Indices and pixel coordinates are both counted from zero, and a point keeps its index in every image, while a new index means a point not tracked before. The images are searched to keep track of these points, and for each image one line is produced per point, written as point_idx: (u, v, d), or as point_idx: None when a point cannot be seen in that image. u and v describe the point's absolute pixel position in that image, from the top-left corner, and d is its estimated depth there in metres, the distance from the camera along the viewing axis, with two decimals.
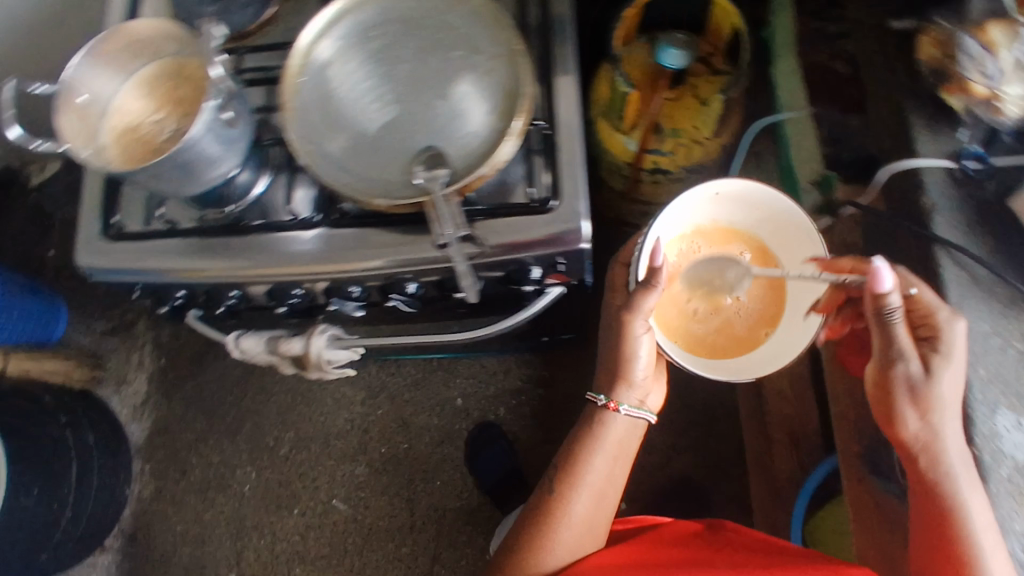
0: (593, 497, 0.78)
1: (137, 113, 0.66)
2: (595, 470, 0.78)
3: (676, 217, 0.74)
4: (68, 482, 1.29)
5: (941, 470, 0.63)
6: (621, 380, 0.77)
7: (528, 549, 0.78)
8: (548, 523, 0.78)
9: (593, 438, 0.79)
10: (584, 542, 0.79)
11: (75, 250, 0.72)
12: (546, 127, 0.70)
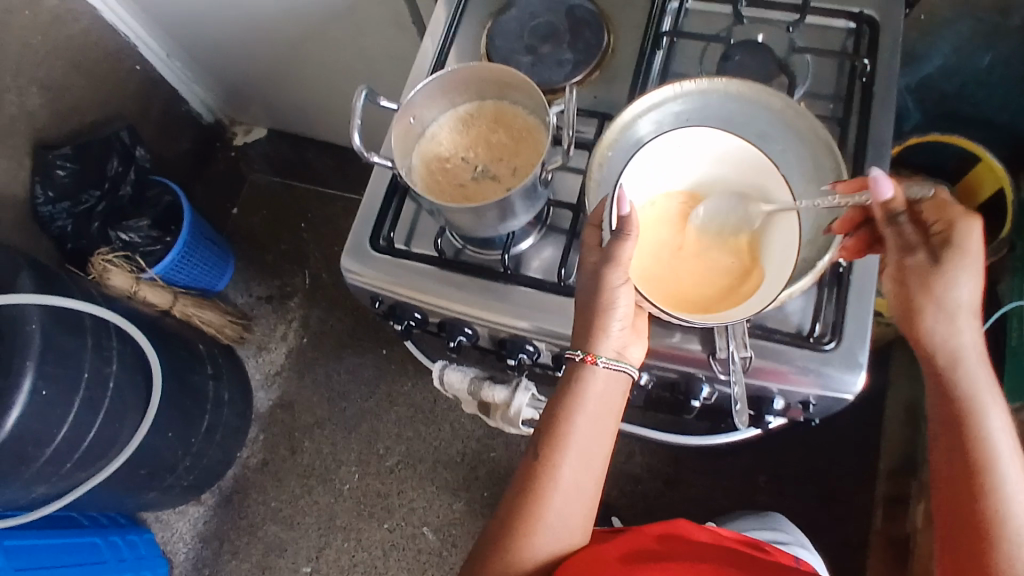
0: (585, 465, 0.62)
1: (451, 146, 0.68)
2: (581, 436, 0.62)
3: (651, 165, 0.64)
4: (197, 431, 1.33)
5: (958, 386, 0.58)
6: (595, 334, 0.61)
7: (511, 540, 0.61)
8: (532, 504, 0.61)
9: (578, 396, 0.62)
10: (571, 528, 0.62)
11: (341, 249, 0.73)
12: (843, 268, 0.66)
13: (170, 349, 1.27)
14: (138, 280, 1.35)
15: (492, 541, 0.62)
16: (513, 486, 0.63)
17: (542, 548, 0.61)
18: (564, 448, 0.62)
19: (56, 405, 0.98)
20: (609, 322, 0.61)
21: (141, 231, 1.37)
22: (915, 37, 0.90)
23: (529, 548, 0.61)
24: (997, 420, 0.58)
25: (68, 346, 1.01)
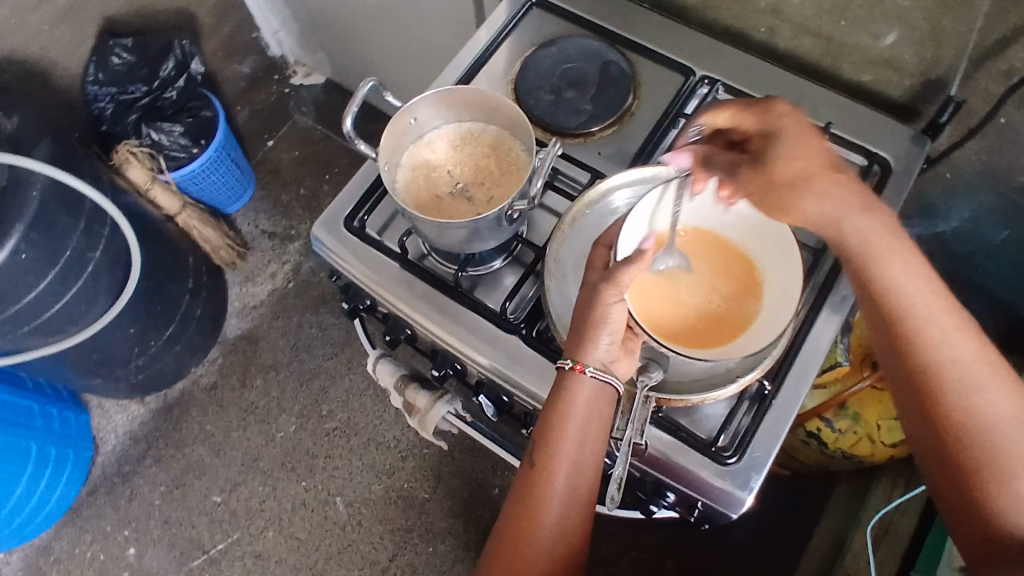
0: (575, 473, 0.62)
1: (442, 157, 0.70)
2: (569, 442, 0.61)
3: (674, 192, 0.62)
4: (159, 337, 1.37)
5: (907, 324, 0.56)
6: (573, 339, 0.61)
7: (513, 550, 0.62)
8: (529, 512, 0.62)
9: (567, 401, 0.61)
10: (566, 541, 0.62)
11: (316, 219, 0.76)
12: (768, 391, 0.65)
13: (159, 252, 1.31)
14: (154, 179, 1.39)
15: (499, 547, 0.63)
16: (514, 491, 0.63)
17: (540, 557, 0.61)
18: (553, 454, 0.62)
19: (28, 272, 1.03)
20: (598, 332, 0.60)
21: (172, 135, 1.41)
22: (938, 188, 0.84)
23: (528, 557, 0.61)
24: (962, 349, 0.55)
25: (60, 221, 1.06)
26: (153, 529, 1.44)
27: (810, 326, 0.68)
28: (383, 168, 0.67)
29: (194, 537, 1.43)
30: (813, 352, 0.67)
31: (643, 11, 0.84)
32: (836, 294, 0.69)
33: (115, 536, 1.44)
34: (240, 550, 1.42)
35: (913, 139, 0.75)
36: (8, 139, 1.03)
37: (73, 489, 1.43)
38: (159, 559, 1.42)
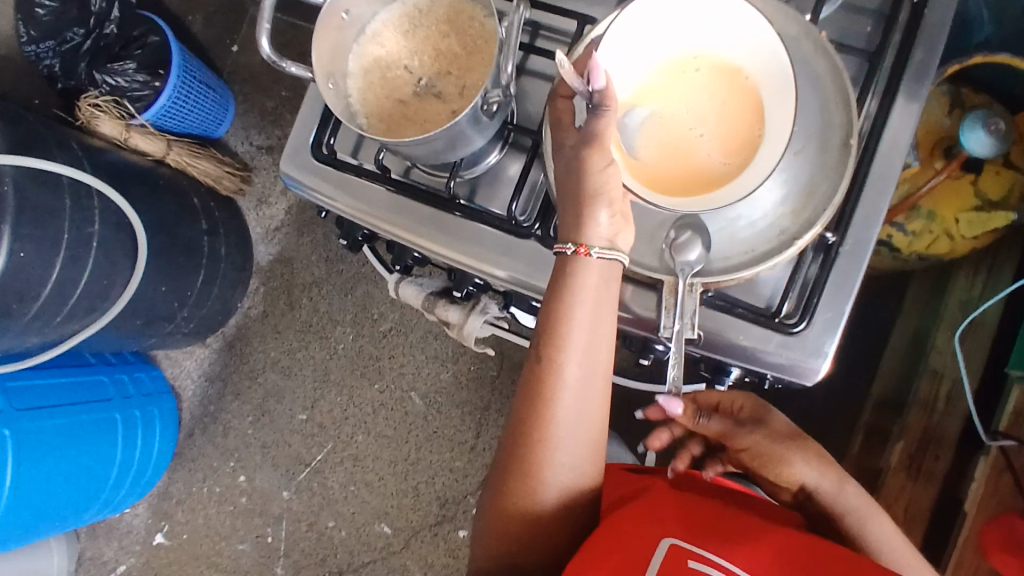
0: (588, 368, 0.54)
1: (394, 50, 0.58)
2: (580, 334, 0.53)
3: (635, 36, 0.52)
4: (194, 285, 1.35)
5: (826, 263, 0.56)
6: (568, 220, 0.52)
7: (527, 459, 0.56)
8: (539, 418, 0.55)
9: (573, 289, 0.53)
10: (586, 441, 0.56)
11: (281, 155, 0.67)
12: (833, 241, 0.56)
13: (161, 203, 1.24)
14: (128, 126, 1.30)
15: (510, 456, 0.57)
16: (521, 396, 0.56)
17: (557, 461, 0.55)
18: (563, 351, 0.53)
19: (37, 266, 0.97)
20: (595, 205, 0.51)
21: (127, 75, 1.29)
22: None
23: (544, 463, 0.55)
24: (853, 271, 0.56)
25: (44, 206, 0.99)
26: (254, 455, 1.53)
27: (875, 148, 0.56)
28: (327, 88, 0.56)
29: (294, 454, 1.51)
30: (884, 179, 0.56)
31: None
32: (898, 102, 0.56)
33: (224, 468, 1.54)
34: (338, 456, 1.49)
35: None
36: None
37: (171, 437, 1.51)
38: (269, 479, 1.52)
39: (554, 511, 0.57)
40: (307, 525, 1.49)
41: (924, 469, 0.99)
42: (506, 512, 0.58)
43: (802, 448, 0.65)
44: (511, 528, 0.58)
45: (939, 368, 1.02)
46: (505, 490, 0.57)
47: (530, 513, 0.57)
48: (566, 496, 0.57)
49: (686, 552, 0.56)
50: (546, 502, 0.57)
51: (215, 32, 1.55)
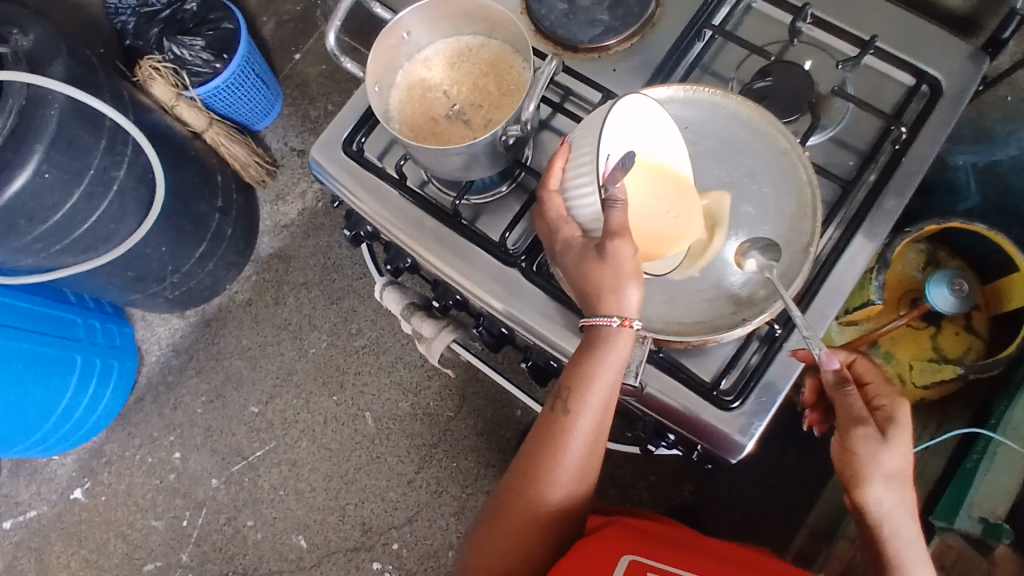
0: (598, 424, 0.60)
1: (438, 76, 0.65)
2: (600, 395, 0.59)
3: (618, 125, 0.54)
4: (193, 254, 1.39)
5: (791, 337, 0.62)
6: (603, 296, 0.55)
7: (528, 488, 0.62)
8: (550, 460, 0.61)
9: (603, 358, 0.57)
10: (582, 483, 0.63)
11: (314, 143, 0.74)
12: (779, 334, 0.61)
13: (186, 170, 1.30)
14: (179, 96, 1.38)
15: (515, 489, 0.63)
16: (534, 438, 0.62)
17: (556, 500, 0.62)
18: (582, 407, 0.59)
19: (56, 190, 1.01)
20: (625, 285, 0.54)
21: (193, 50, 1.38)
22: (998, 118, 0.78)
23: (545, 500, 0.62)
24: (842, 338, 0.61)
25: (80, 139, 1.03)
26: (196, 435, 1.52)
27: (834, 263, 0.63)
28: (373, 91, 0.62)
29: (235, 444, 1.51)
30: (836, 292, 0.62)
31: None
32: (861, 231, 0.63)
33: (162, 440, 1.53)
34: (277, 458, 1.49)
35: (972, 55, 0.66)
36: (25, 55, 1.00)
37: (120, 396, 1.52)
38: (203, 463, 1.51)
39: (543, 545, 0.64)
40: (225, 519, 1.47)
41: None
42: (502, 540, 0.63)
43: (894, 485, 0.55)
44: (504, 555, 0.63)
45: None
46: (506, 519, 0.63)
47: (520, 538, 0.63)
48: (556, 530, 0.64)
49: (647, 566, 0.63)
50: (539, 536, 0.63)
51: (285, 37, 1.66)
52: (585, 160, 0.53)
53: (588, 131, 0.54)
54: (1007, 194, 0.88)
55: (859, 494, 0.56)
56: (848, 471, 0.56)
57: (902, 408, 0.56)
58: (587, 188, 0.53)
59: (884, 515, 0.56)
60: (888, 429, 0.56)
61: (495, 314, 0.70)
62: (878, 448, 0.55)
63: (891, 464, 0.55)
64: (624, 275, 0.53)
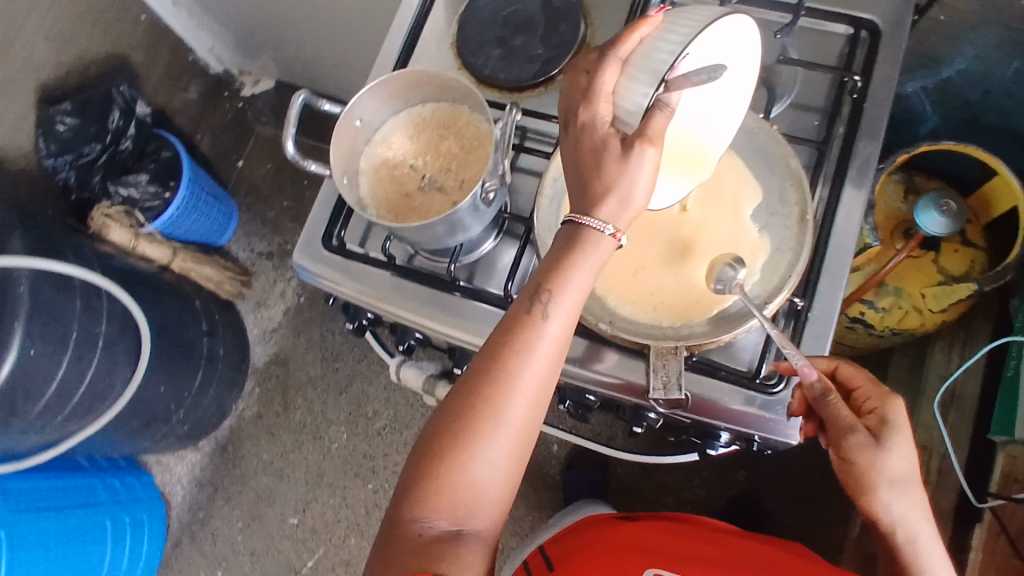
0: (571, 327, 0.50)
1: (400, 151, 0.65)
2: (575, 293, 0.49)
3: (718, 35, 0.48)
4: (192, 385, 1.36)
5: (813, 306, 0.61)
6: (607, 198, 0.47)
7: (478, 404, 0.48)
8: (508, 361, 0.48)
9: (580, 240, 0.48)
10: (539, 411, 0.50)
11: (295, 246, 0.73)
12: (801, 306, 0.61)
13: (164, 306, 1.28)
14: (138, 235, 1.36)
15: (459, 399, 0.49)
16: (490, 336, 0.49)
17: (509, 414, 0.48)
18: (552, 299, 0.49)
19: (47, 363, 0.99)
20: (628, 189, 0.47)
21: (140, 186, 1.37)
22: (937, 40, 0.80)
23: (498, 412, 0.48)
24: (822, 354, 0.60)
25: (56, 306, 1.00)
26: (243, 563, 1.48)
27: (832, 220, 0.63)
28: (342, 183, 0.62)
29: (283, 560, 1.46)
30: (842, 248, 0.62)
31: None
32: (848, 183, 0.64)
33: None
34: (330, 562, 1.45)
35: None
36: None
37: (156, 546, 1.47)
38: None
39: (490, 477, 0.49)
40: None
41: None
42: (437, 460, 0.48)
43: (902, 488, 0.55)
44: (431, 485, 0.48)
45: (925, 442, 1.07)
46: (444, 439, 0.48)
47: (457, 464, 0.48)
48: (501, 467, 0.49)
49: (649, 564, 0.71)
50: (483, 460, 0.48)
51: (223, 148, 1.66)
52: (662, 47, 0.47)
53: (687, 17, 0.48)
54: (965, 106, 0.89)
55: (871, 503, 0.56)
56: (856, 481, 0.56)
57: (894, 409, 0.56)
58: (645, 76, 0.47)
59: (898, 520, 0.56)
60: (884, 436, 0.55)
61: None
62: (877, 455, 0.54)
63: (887, 469, 0.54)
64: (624, 181, 0.47)
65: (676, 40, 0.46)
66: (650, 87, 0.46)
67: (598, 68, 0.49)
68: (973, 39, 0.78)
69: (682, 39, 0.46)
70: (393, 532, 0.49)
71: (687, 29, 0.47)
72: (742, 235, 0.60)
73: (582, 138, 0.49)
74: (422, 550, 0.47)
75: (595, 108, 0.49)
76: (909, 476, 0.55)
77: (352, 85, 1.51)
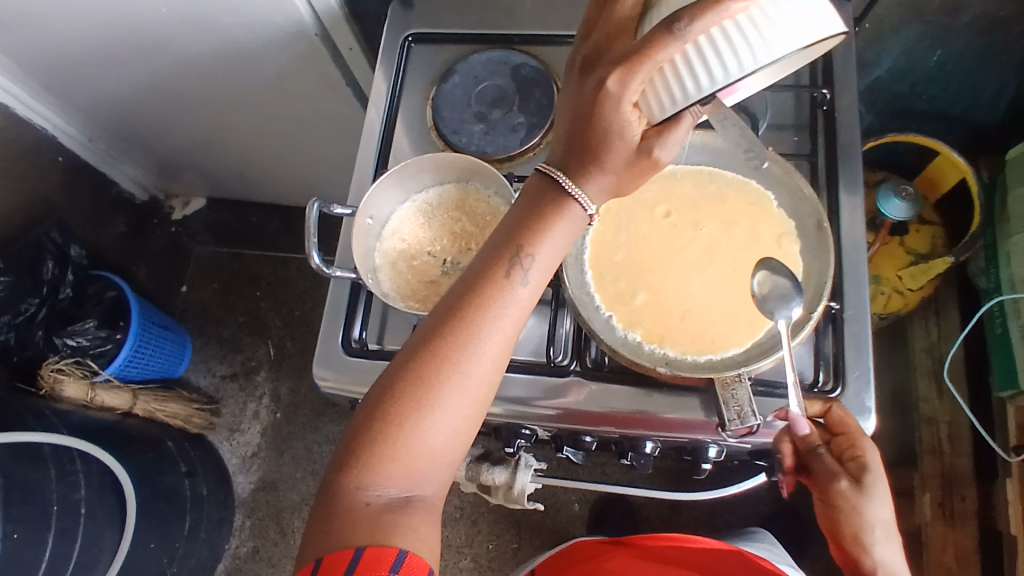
0: (536, 297, 0.50)
1: (415, 241, 0.64)
2: (541, 264, 0.50)
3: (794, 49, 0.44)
4: (181, 534, 1.25)
5: (847, 309, 0.64)
6: (593, 171, 0.48)
7: (441, 366, 0.47)
8: (475, 324, 0.48)
9: (552, 210, 0.49)
10: (496, 379, 0.50)
11: (312, 356, 0.70)
12: (836, 308, 0.63)
13: (139, 454, 1.18)
14: (93, 384, 1.27)
15: (422, 360, 0.47)
16: (452, 295, 0.49)
17: (473, 378, 0.48)
18: (524, 267, 0.49)
19: (31, 546, 0.88)
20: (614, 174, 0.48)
21: (88, 333, 1.27)
22: (864, 46, 0.87)
23: (463, 374, 0.48)
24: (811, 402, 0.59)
25: (29, 480, 0.91)
26: None
27: (838, 223, 0.67)
28: (368, 281, 0.60)
29: None
30: (856, 247, 0.66)
31: (523, 5, 0.79)
32: (842, 187, 0.68)
33: None
34: None
35: None
36: None
37: None
38: None
39: (442, 442, 0.48)
40: None
41: (958, 513, 1.05)
42: (396, 423, 0.47)
43: (885, 534, 0.56)
44: (381, 443, 0.47)
45: (931, 414, 1.09)
46: (400, 399, 0.47)
47: (408, 424, 0.47)
48: (455, 431, 0.48)
49: None
50: (437, 424, 0.47)
51: (162, 277, 1.59)
52: (728, 58, 0.44)
53: (781, 27, 0.43)
54: (894, 100, 0.97)
55: (861, 543, 0.57)
56: (838, 526, 0.57)
57: (874, 455, 0.55)
58: (697, 83, 0.44)
59: (878, 564, 0.57)
60: (866, 484, 0.54)
61: (574, 428, 0.66)
62: (860, 499, 0.54)
63: (867, 518, 0.55)
64: (621, 168, 0.48)
65: (750, 58, 0.43)
66: (695, 97, 0.45)
67: (656, 41, 0.41)
68: (896, 39, 0.86)
69: (756, 62, 0.44)
70: (338, 498, 0.46)
71: (770, 50, 0.43)
72: (768, 255, 0.62)
73: (595, 105, 0.44)
74: (375, 517, 0.46)
75: (629, 81, 0.43)
76: (888, 526, 0.56)
77: (293, 189, 1.48)
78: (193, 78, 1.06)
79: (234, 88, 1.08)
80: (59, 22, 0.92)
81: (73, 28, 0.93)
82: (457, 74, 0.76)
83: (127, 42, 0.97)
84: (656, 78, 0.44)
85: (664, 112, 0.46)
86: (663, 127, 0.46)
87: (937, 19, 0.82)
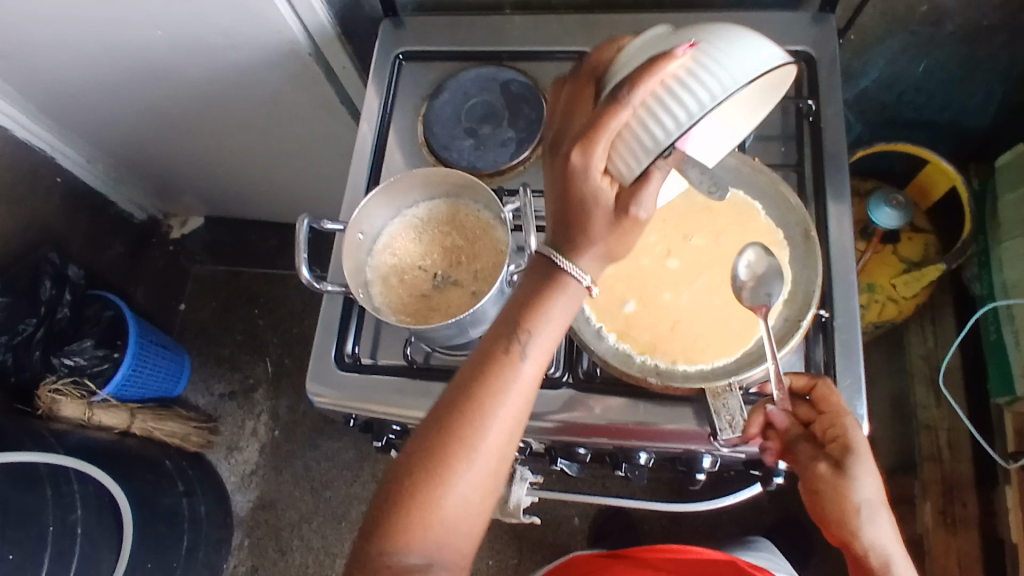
0: (542, 371, 0.50)
1: (407, 256, 0.65)
2: (542, 340, 0.49)
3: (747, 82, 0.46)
4: (179, 554, 1.24)
5: (837, 317, 0.64)
6: (582, 245, 0.48)
7: (446, 451, 0.47)
8: (479, 407, 0.48)
9: (550, 286, 0.49)
10: (506, 456, 0.49)
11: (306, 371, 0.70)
12: (827, 316, 0.64)
13: (136, 474, 1.18)
14: (90, 404, 1.27)
15: (428, 445, 0.48)
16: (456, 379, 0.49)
17: (479, 461, 0.48)
18: (525, 344, 0.49)
19: (27, 567, 0.87)
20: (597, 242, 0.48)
21: (86, 353, 1.27)
22: (850, 57, 0.88)
23: (470, 455, 0.48)
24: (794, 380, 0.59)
25: (25, 501, 0.90)
26: None
27: (826, 232, 0.67)
28: (360, 295, 0.60)
29: None
30: (845, 255, 0.66)
31: (512, 23, 0.80)
32: (830, 197, 0.68)
33: None
34: None
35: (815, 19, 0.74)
36: None
37: None
38: None
39: (453, 525, 0.48)
40: None
41: (959, 521, 1.05)
42: (405, 510, 0.47)
43: (873, 515, 0.54)
44: (393, 531, 0.47)
45: (929, 422, 1.09)
46: (410, 486, 0.48)
47: (418, 511, 0.47)
48: (466, 511, 0.48)
49: None
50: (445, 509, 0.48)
51: (161, 296, 1.60)
52: (682, 107, 0.45)
53: (727, 70, 0.45)
54: (883, 111, 0.98)
55: (851, 532, 0.54)
56: (821, 507, 0.55)
57: (856, 433, 0.54)
58: (657, 135, 0.45)
59: (869, 549, 0.54)
60: (847, 463, 0.54)
61: (568, 440, 0.66)
62: (843, 479, 0.53)
63: (848, 494, 0.53)
64: (606, 234, 0.47)
65: (704, 100, 0.45)
66: (661, 148, 0.46)
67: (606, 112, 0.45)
68: (881, 50, 0.87)
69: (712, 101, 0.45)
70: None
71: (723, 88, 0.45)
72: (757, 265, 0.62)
73: (567, 180, 0.46)
74: None
75: (591, 151, 0.45)
76: (874, 506, 0.54)
77: (289, 206, 1.49)
78: (189, 99, 1.07)
79: (229, 108, 1.09)
80: (55, 46, 0.94)
81: (69, 52, 0.95)
82: (447, 91, 0.77)
83: (123, 64, 0.99)
84: (619, 141, 0.46)
85: (634, 171, 0.46)
86: (637, 187, 0.46)
87: (922, 29, 0.83)
